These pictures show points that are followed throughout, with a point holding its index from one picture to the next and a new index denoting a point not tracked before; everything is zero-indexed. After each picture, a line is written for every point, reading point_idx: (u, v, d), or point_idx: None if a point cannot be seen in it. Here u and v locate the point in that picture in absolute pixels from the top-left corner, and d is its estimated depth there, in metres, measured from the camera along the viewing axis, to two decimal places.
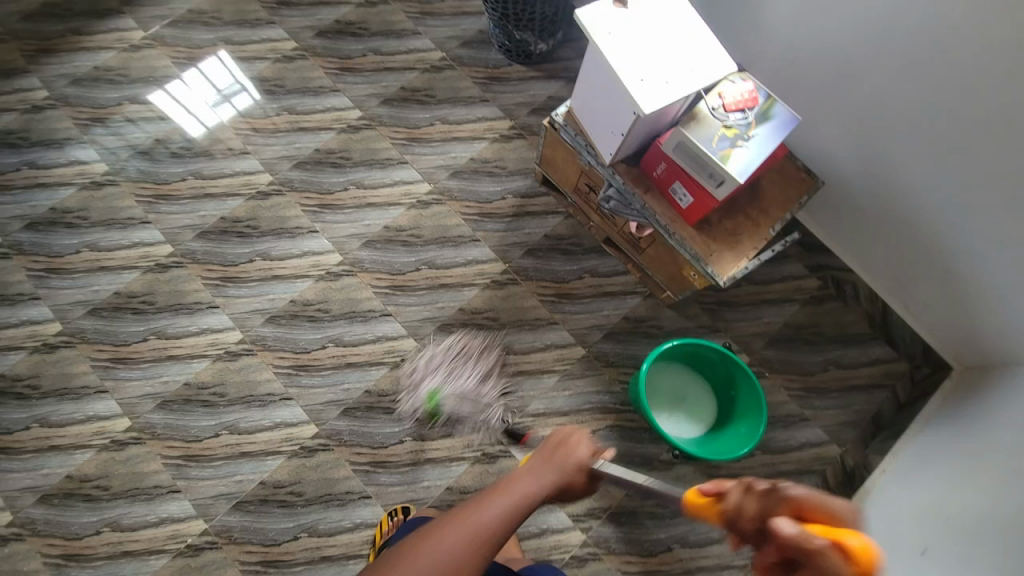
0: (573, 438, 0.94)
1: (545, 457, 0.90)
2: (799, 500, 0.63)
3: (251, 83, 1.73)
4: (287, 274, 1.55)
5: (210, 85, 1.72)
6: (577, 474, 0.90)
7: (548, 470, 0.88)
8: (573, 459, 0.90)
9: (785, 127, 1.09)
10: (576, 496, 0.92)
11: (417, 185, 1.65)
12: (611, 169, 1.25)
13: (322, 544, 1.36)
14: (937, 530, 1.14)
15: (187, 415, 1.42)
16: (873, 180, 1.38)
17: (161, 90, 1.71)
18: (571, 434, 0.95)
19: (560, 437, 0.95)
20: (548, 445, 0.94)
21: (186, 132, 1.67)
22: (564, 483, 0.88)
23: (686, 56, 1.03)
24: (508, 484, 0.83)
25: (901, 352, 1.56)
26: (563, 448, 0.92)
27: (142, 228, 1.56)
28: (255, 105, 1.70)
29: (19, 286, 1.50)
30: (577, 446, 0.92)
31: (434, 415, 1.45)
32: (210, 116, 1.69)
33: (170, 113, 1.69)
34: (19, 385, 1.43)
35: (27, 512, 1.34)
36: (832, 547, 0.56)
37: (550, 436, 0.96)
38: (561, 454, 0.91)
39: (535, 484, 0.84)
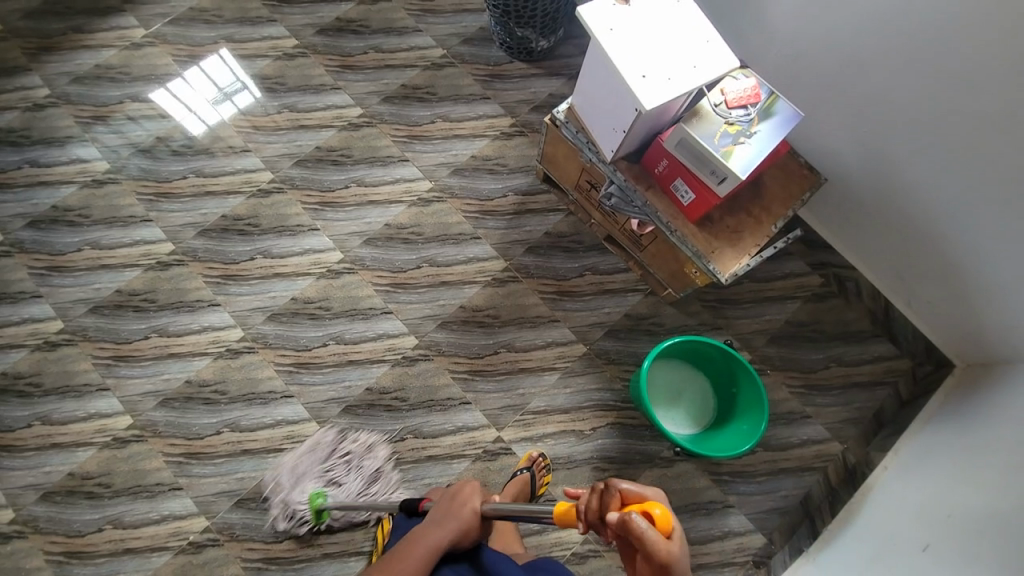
0: (465, 490, 1.06)
1: (444, 509, 1.03)
2: (626, 491, 0.78)
3: (252, 81, 1.73)
4: (288, 272, 1.55)
5: (211, 83, 1.72)
6: (475, 520, 1.01)
7: (448, 520, 1.00)
8: (467, 508, 1.02)
9: (787, 123, 1.08)
10: (479, 540, 1.04)
11: (418, 182, 1.65)
12: (612, 166, 1.25)
13: (323, 542, 1.36)
14: (938, 527, 1.14)
15: (188, 413, 1.42)
16: (875, 177, 1.37)
17: (162, 88, 1.71)
18: (465, 488, 1.07)
19: (454, 491, 1.07)
20: (446, 498, 1.06)
21: (187, 130, 1.67)
22: (466, 530, 1.00)
23: (689, 53, 1.02)
24: (414, 541, 0.96)
25: (904, 350, 1.55)
26: (458, 499, 1.04)
27: (143, 226, 1.57)
28: (256, 103, 1.70)
29: (20, 284, 1.50)
30: (470, 496, 1.04)
31: (320, 518, 1.35)
32: (211, 114, 1.69)
33: (170, 111, 1.69)
34: (21, 383, 1.43)
35: (30, 509, 1.35)
36: (644, 518, 0.71)
37: (448, 489, 1.08)
38: (456, 504, 1.03)
39: (437, 539, 0.96)
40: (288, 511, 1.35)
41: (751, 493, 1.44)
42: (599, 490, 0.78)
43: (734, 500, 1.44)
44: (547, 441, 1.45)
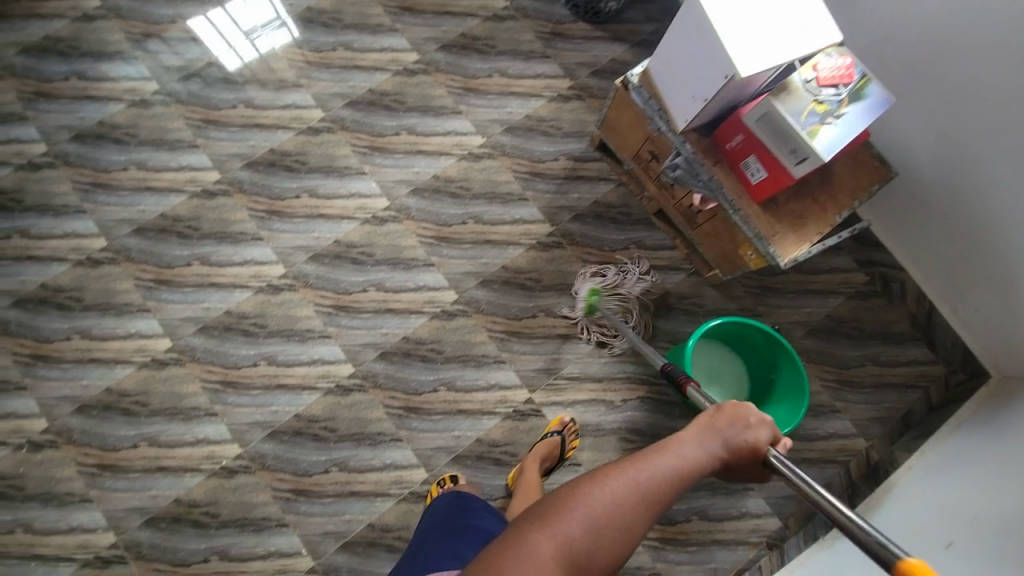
0: (749, 417, 0.80)
1: (714, 423, 0.79)
2: None
3: (292, 20, 1.66)
4: (333, 214, 1.53)
5: (249, 15, 1.65)
6: (742, 455, 0.78)
7: (716, 440, 0.77)
8: (742, 435, 0.78)
9: (877, 108, 1.04)
10: (731, 477, 0.81)
11: (470, 137, 1.61)
12: (682, 137, 1.21)
13: (351, 480, 1.39)
14: (963, 528, 1.16)
15: (227, 343, 1.43)
16: (946, 175, 1.34)
17: (202, 15, 1.65)
18: (744, 412, 0.82)
19: (731, 410, 0.81)
20: (716, 412, 0.81)
21: (223, 64, 1.61)
22: (728, 460, 0.78)
23: (799, 15, 1.00)
24: (677, 445, 0.75)
25: (939, 356, 1.55)
26: (736, 421, 0.79)
27: (190, 151, 1.54)
28: (293, 43, 1.64)
29: (64, 197, 1.49)
30: (752, 424, 0.79)
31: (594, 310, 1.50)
32: (248, 50, 1.63)
33: (207, 42, 1.63)
34: (61, 296, 1.43)
35: (65, 420, 1.37)
36: None
37: (719, 406, 0.83)
38: (734, 426, 0.79)
39: (703, 456, 0.75)
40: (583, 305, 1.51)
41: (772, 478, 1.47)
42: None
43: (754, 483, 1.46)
44: (578, 408, 1.47)
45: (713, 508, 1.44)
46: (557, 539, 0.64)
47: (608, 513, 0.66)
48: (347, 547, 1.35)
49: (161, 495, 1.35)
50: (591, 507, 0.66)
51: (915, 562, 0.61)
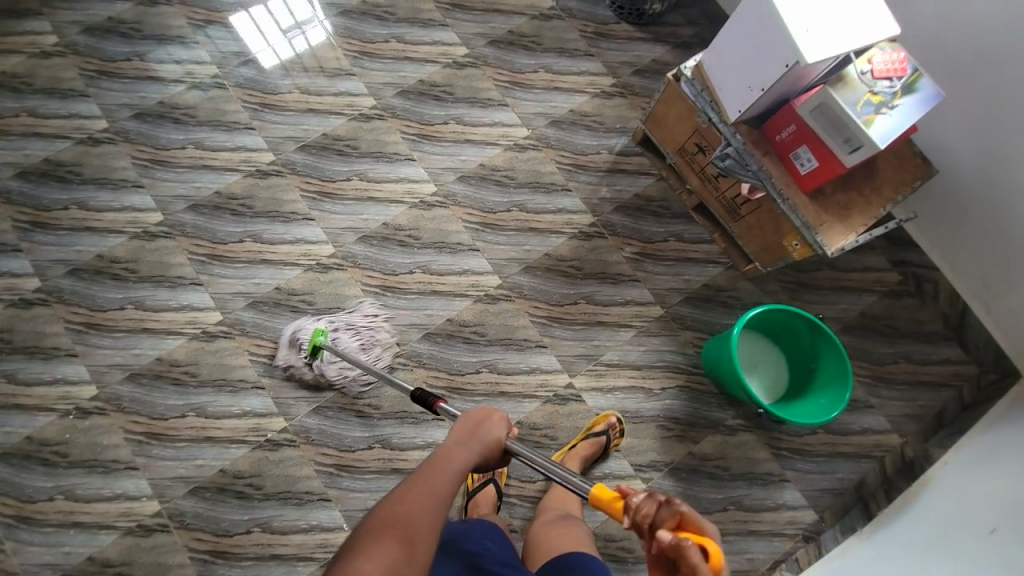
0: (491, 416, 0.88)
1: (470, 431, 0.86)
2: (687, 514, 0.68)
3: (328, 21, 1.71)
4: (382, 197, 1.57)
5: (287, 14, 1.71)
6: (499, 449, 0.87)
7: (476, 443, 0.84)
8: (495, 435, 0.86)
9: (928, 102, 1.10)
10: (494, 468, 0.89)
11: (515, 129, 1.66)
12: (733, 128, 1.27)
13: (394, 457, 1.40)
14: (1007, 515, 1.17)
15: (276, 318, 1.46)
16: (985, 173, 1.39)
17: (244, 12, 1.71)
18: (489, 414, 0.89)
19: (479, 415, 0.88)
20: (468, 421, 0.87)
21: (258, 61, 1.66)
22: (488, 457, 0.85)
23: (858, 12, 1.09)
24: (439, 464, 0.79)
25: (972, 355, 1.57)
26: (484, 424, 0.87)
27: (246, 133, 1.59)
28: (326, 43, 1.69)
29: (123, 172, 1.54)
30: (499, 420, 0.88)
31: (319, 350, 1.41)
32: (284, 48, 1.68)
33: (246, 39, 1.68)
34: (117, 267, 1.47)
35: (114, 388, 1.39)
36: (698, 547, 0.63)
37: (472, 411, 0.90)
38: (482, 428, 0.86)
39: (467, 463, 0.81)
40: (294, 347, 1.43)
41: (808, 470, 1.48)
42: (654, 495, 0.69)
43: (790, 475, 1.47)
44: (617, 394, 1.49)
45: (750, 498, 1.45)
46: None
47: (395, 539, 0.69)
48: None
49: (207, 465, 1.36)
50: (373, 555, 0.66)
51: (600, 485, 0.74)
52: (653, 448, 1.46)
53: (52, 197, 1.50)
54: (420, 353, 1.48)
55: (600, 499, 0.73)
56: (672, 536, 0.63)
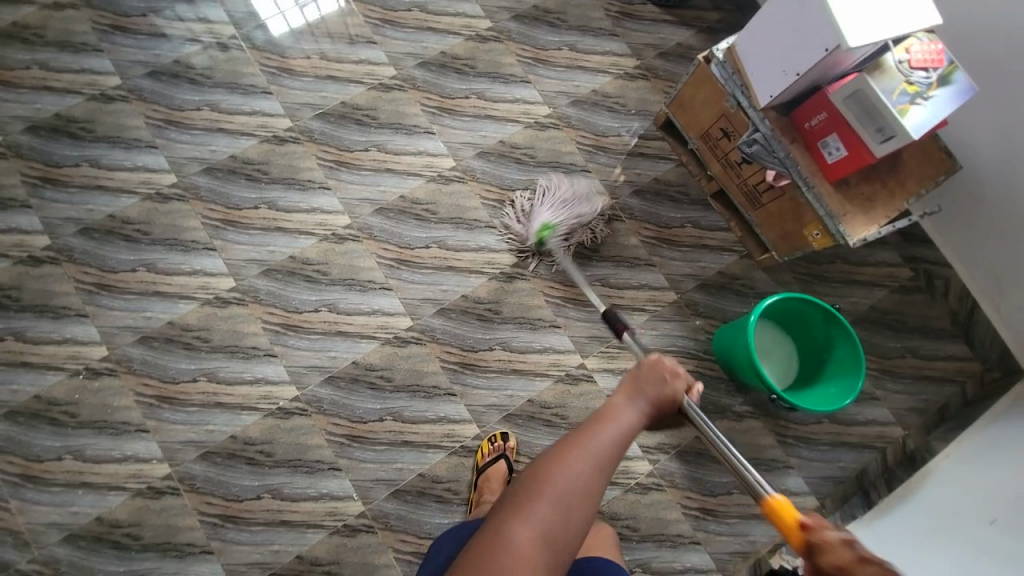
0: (670, 369, 0.81)
1: (642, 386, 0.79)
2: None
3: None
4: (400, 169, 1.55)
5: None
6: (671, 405, 0.80)
7: (645, 398, 0.78)
8: (668, 389, 0.80)
9: (962, 94, 1.10)
10: (662, 426, 0.84)
11: (537, 106, 1.64)
12: (762, 114, 1.26)
13: (405, 430, 1.41)
14: (1007, 506, 1.21)
15: (290, 287, 1.45)
16: (1007, 172, 1.40)
17: None
18: (675, 364, 0.83)
19: (653, 363, 0.82)
20: (642, 371, 0.81)
21: (269, 27, 1.62)
22: (659, 411, 0.79)
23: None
24: (610, 414, 0.74)
25: (977, 353, 1.59)
26: (659, 373, 0.81)
27: (263, 97, 1.56)
28: (339, 13, 1.65)
29: (136, 131, 1.51)
30: (674, 375, 0.81)
31: (541, 243, 1.51)
32: (295, 16, 1.64)
33: (256, 5, 1.63)
34: (128, 228, 1.44)
35: (125, 349, 1.38)
36: None
37: (643, 358, 0.84)
38: (658, 379, 0.80)
39: (636, 420, 0.75)
40: (575, 207, 1.53)
41: (811, 458, 1.50)
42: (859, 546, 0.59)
43: (794, 463, 1.49)
44: None
45: None
46: (522, 540, 0.63)
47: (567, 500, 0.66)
48: (398, 495, 1.37)
49: (219, 430, 1.36)
50: (547, 504, 0.65)
51: (783, 504, 0.71)
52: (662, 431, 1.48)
53: (62, 154, 1.47)
54: (433, 327, 1.47)
55: (776, 516, 0.70)
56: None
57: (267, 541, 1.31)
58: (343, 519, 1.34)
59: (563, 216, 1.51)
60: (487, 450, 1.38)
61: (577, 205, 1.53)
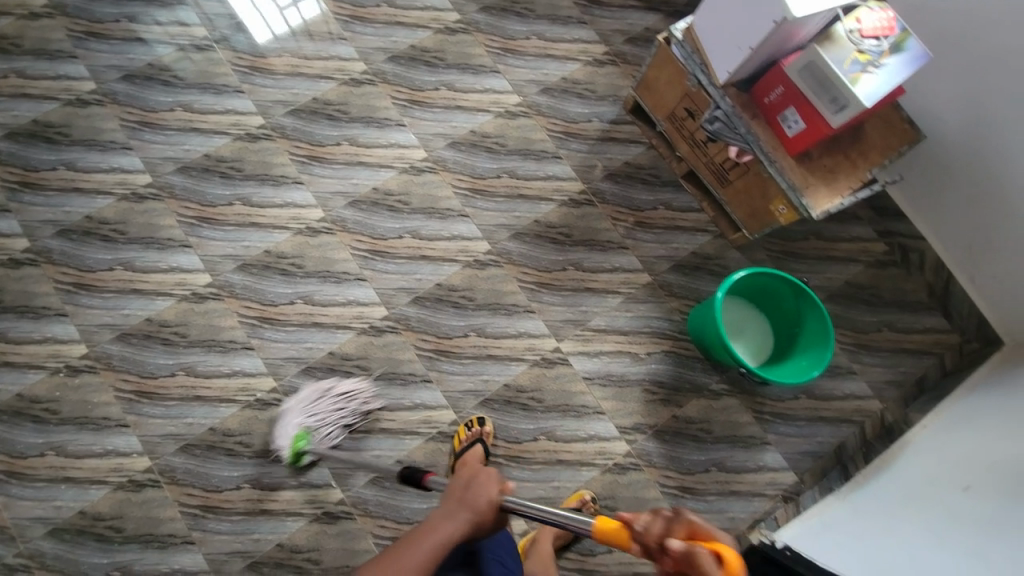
0: (480, 478, 0.96)
1: (457, 497, 0.94)
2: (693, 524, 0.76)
3: None
4: (373, 162, 1.57)
5: None
6: (486, 515, 0.92)
7: (459, 511, 0.92)
8: (480, 499, 0.93)
9: (916, 61, 1.11)
10: (493, 530, 0.95)
11: (506, 96, 1.66)
12: (722, 91, 1.28)
13: (382, 418, 1.42)
14: (981, 473, 1.21)
15: (265, 280, 1.47)
16: (973, 140, 1.41)
17: None
18: (485, 472, 0.97)
19: (471, 473, 0.98)
20: (462, 482, 0.97)
21: (245, 25, 1.65)
22: (475, 524, 0.92)
23: None
24: (417, 537, 0.91)
25: (955, 325, 1.59)
26: (470, 489, 0.94)
27: (235, 96, 1.58)
28: (314, 10, 1.68)
29: (112, 133, 1.53)
30: (481, 485, 0.94)
31: (299, 458, 1.36)
32: (272, 13, 1.67)
33: (234, 6, 1.67)
34: (105, 228, 1.47)
35: (105, 347, 1.40)
36: (708, 552, 0.69)
37: (465, 472, 0.99)
38: (468, 494, 0.94)
39: (443, 536, 0.90)
40: (327, 402, 1.39)
41: (789, 434, 1.50)
42: (658, 512, 0.78)
43: (772, 439, 1.50)
44: (604, 358, 1.51)
45: (733, 460, 1.48)
46: None
47: None
48: (376, 482, 1.39)
49: (197, 423, 1.38)
50: None
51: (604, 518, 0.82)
52: (638, 411, 1.49)
53: (40, 158, 1.50)
54: (407, 315, 1.49)
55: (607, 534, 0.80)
56: (680, 543, 0.71)
57: (247, 531, 1.33)
58: (322, 507, 1.36)
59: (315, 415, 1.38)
60: (463, 435, 1.38)
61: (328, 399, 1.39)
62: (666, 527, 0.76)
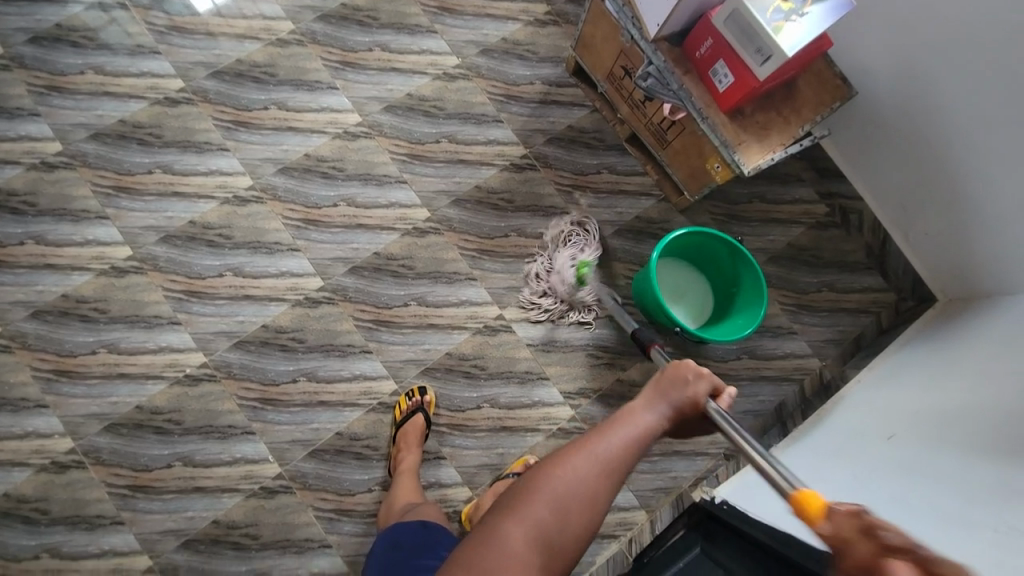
0: (693, 373, 0.83)
1: (670, 386, 0.82)
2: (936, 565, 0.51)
3: None
4: (303, 127, 1.50)
5: None
6: (693, 411, 0.82)
7: (671, 401, 0.80)
8: (691, 393, 0.81)
9: (839, 10, 1.11)
10: (684, 432, 0.85)
11: (444, 57, 1.59)
12: (653, 46, 1.25)
13: (320, 390, 1.39)
14: (904, 423, 1.24)
15: (191, 253, 1.40)
16: (904, 97, 1.41)
17: None
18: (699, 366, 0.84)
19: (677, 367, 0.84)
20: (666, 374, 0.83)
21: None
22: (682, 418, 0.81)
23: None
24: (632, 418, 0.76)
25: (892, 284, 1.62)
26: (681, 380, 0.82)
27: (152, 58, 1.49)
28: None
29: (18, 100, 1.43)
30: (696, 378, 0.82)
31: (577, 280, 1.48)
32: None
33: None
34: (14, 200, 1.37)
35: (19, 325, 1.32)
36: None
37: (669, 365, 0.85)
38: (680, 386, 0.81)
39: (659, 422, 0.77)
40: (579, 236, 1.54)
41: None
42: (877, 534, 0.57)
43: None
44: (547, 325, 1.50)
45: None
46: (517, 541, 0.63)
47: (565, 497, 0.66)
48: (315, 455, 1.36)
49: (122, 401, 1.32)
50: (544, 503, 0.66)
51: (806, 494, 0.70)
52: (582, 376, 1.49)
53: None
54: (344, 285, 1.44)
55: (796, 505, 0.70)
56: None
57: (180, 509, 1.29)
58: (259, 482, 1.32)
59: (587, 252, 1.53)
60: (405, 405, 1.36)
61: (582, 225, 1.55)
62: (880, 553, 0.55)
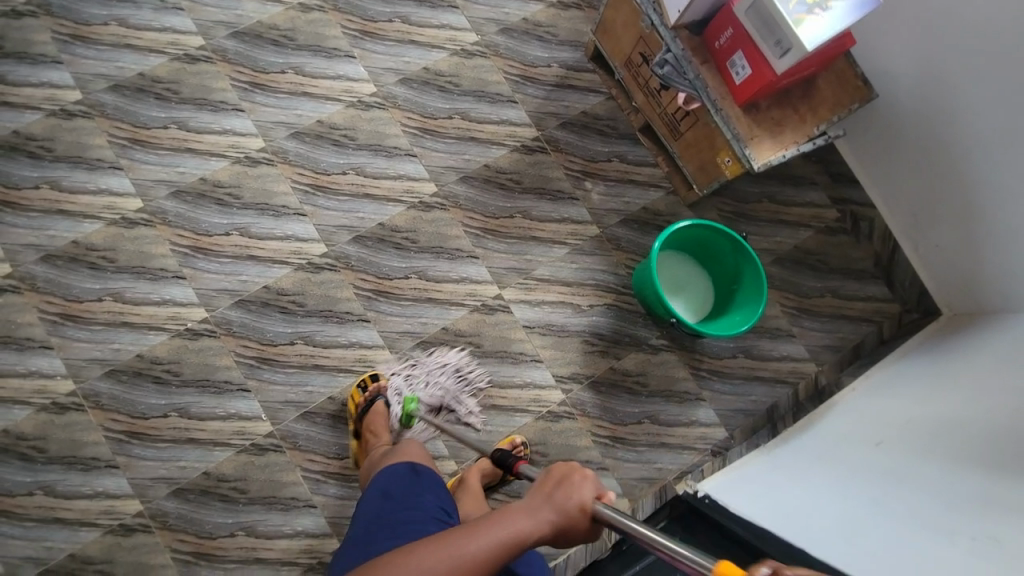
0: (576, 477, 0.79)
1: (546, 492, 0.79)
2: None
3: None
4: (318, 94, 1.51)
5: None
6: (573, 520, 0.76)
7: (545, 509, 0.77)
8: (571, 501, 0.77)
9: (864, 6, 1.10)
10: (578, 540, 0.79)
11: (463, 33, 1.59)
12: (672, 33, 1.25)
13: (316, 354, 1.41)
14: (892, 429, 1.24)
15: (200, 210, 1.42)
16: (924, 104, 1.39)
17: None
18: (583, 472, 0.80)
19: (564, 470, 0.80)
20: (550, 476, 0.80)
21: None
22: (560, 526, 0.76)
23: None
24: (489, 524, 0.76)
25: (897, 295, 1.60)
26: (561, 486, 0.78)
27: (175, 13, 1.50)
28: None
29: (42, 47, 1.45)
30: (576, 484, 0.77)
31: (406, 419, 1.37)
32: None
33: None
34: (32, 145, 1.40)
35: (28, 268, 1.35)
36: None
37: (558, 465, 0.82)
38: (559, 492, 0.78)
39: (516, 532, 0.75)
40: (448, 378, 1.42)
41: (722, 391, 1.52)
42: None
43: (706, 395, 1.51)
44: (544, 308, 1.50)
45: (666, 414, 1.49)
46: None
47: None
48: (306, 417, 1.38)
49: (124, 349, 1.35)
50: None
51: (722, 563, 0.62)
52: (576, 362, 1.49)
53: None
54: (348, 253, 1.45)
55: None
56: None
57: (172, 458, 1.32)
58: (250, 439, 1.35)
59: (432, 392, 1.40)
60: (357, 398, 1.34)
61: (459, 372, 1.43)
62: None
